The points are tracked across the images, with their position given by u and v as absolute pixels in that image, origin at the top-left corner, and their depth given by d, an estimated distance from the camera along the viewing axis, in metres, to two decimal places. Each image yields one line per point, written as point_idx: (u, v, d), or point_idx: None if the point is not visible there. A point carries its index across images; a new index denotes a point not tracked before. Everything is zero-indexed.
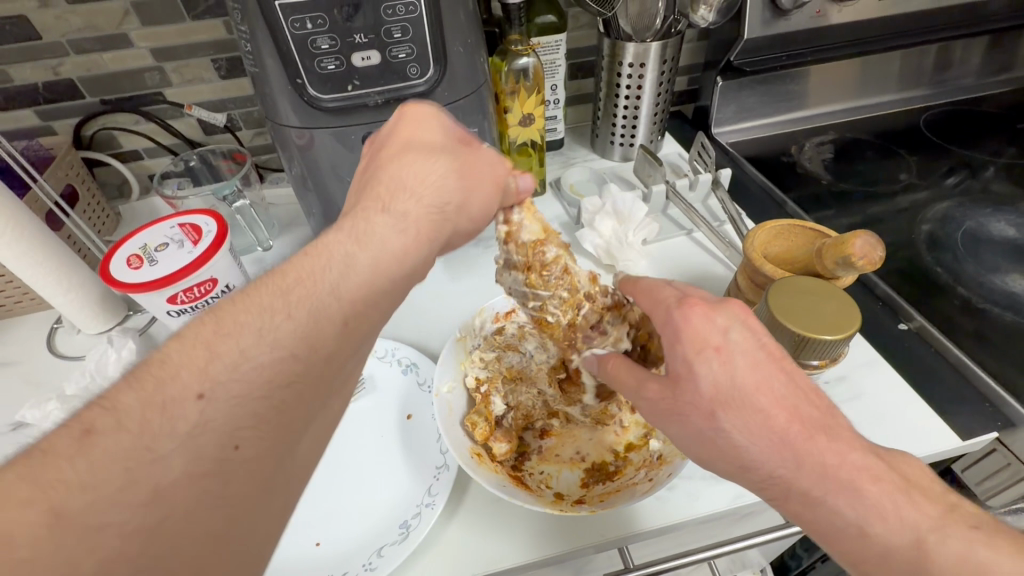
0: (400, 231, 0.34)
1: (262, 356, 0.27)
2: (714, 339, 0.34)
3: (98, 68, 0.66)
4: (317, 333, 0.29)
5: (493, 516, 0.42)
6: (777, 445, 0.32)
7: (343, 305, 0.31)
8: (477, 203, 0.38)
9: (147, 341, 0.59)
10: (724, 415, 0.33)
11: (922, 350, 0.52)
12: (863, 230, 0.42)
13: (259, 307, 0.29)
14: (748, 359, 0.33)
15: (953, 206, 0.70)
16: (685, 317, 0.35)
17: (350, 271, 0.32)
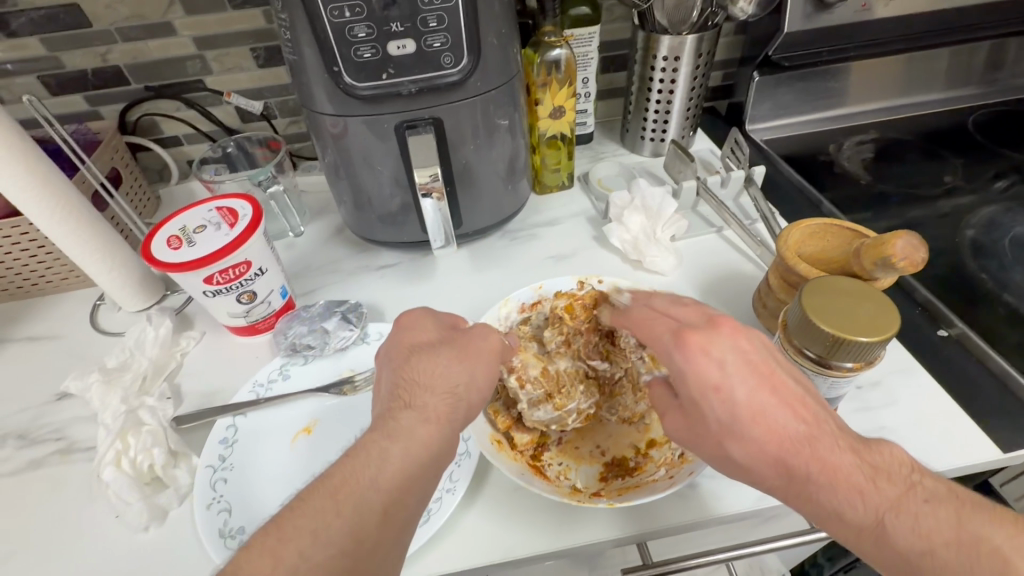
0: (431, 431, 0.36)
1: (318, 560, 0.29)
2: (713, 377, 0.34)
3: (143, 56, 0.69)
4: (361, 524, 0.31)
5: (512, 504, 0.42)
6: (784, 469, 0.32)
7: (383, 494, 0.32)
8: (483, 378, 0.40)
9: (183, 320, 0.61)
10: (732, 445, 0.34)
11: (962, 358, 0.50)
12: (905, 231, 0.41)
13: (311, 509, 0.31)
14: (747, 390, 0.33)
15: (1001, 210, 0.67)
16: (694, 353, 0.35)
17: (386, 462, 0.33)
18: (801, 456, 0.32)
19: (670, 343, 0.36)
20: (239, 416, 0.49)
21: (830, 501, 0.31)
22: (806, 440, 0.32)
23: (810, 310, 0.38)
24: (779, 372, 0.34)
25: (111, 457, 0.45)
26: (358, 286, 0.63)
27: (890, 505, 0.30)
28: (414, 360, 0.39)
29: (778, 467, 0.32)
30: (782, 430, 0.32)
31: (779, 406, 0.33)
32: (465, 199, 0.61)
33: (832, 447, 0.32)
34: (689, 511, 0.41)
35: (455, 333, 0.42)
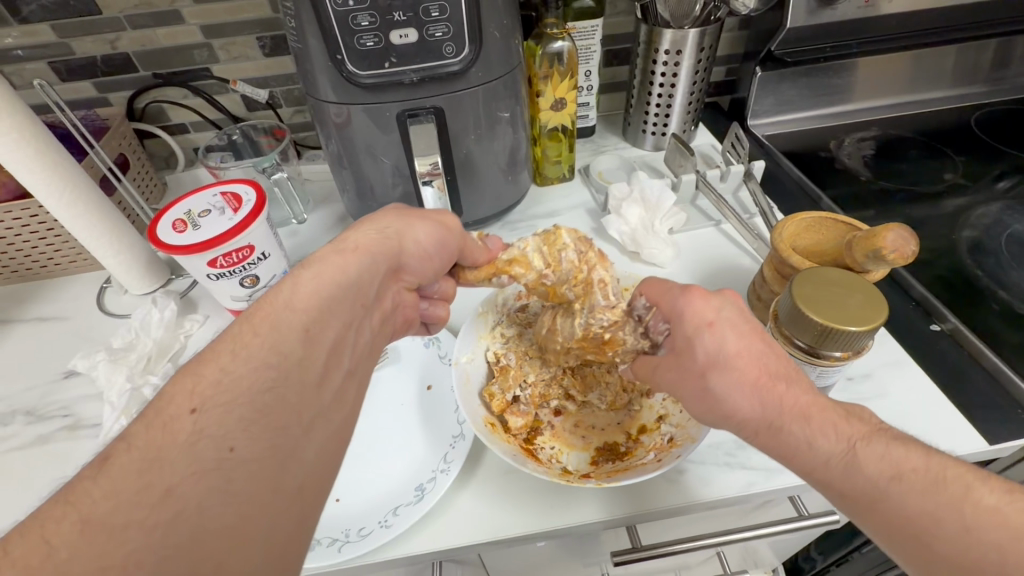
0: (364, 257, 0.36)
1: (257, 346, 0.28)
2: (708, 316, 0.37)
3: (151, 44, 0.70)
4: (283, 340, 0.29)
5: (505, 486, 0.43)
6: (752, 394, 0.34)
7: (301, 314, 0.31)
8: (425, 233, 0.42)
9: (188, 303, 0.62)
10: (712, 378, 0.35)
11: (955, 353, 0.51)
12: (897, 224, 0.41)
13: (233, 335, 0.29)
14: (735, 333, 0.35)
15: (1001, 209, 0.67)
16: (686, 300, 0.38)
17: (297, 288, 0.32)
18: (777, 392, 0.33)
19: (675, 288, 0.40)
20: None
21: (815, 436, 0.32)
22: (782, 375, 0.34)
23: (800, 300, 0.39)
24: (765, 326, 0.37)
25: None
26: None
27: (860, 435, 0.32)
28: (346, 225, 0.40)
29: (759, 400, 0.34)
30: (765, 367, 0.34)
31: (755, 345, 0.35)
32: (467, 191, 0.62)
33: (807, 395, 0.34)
34: (677, 496, 0.42)
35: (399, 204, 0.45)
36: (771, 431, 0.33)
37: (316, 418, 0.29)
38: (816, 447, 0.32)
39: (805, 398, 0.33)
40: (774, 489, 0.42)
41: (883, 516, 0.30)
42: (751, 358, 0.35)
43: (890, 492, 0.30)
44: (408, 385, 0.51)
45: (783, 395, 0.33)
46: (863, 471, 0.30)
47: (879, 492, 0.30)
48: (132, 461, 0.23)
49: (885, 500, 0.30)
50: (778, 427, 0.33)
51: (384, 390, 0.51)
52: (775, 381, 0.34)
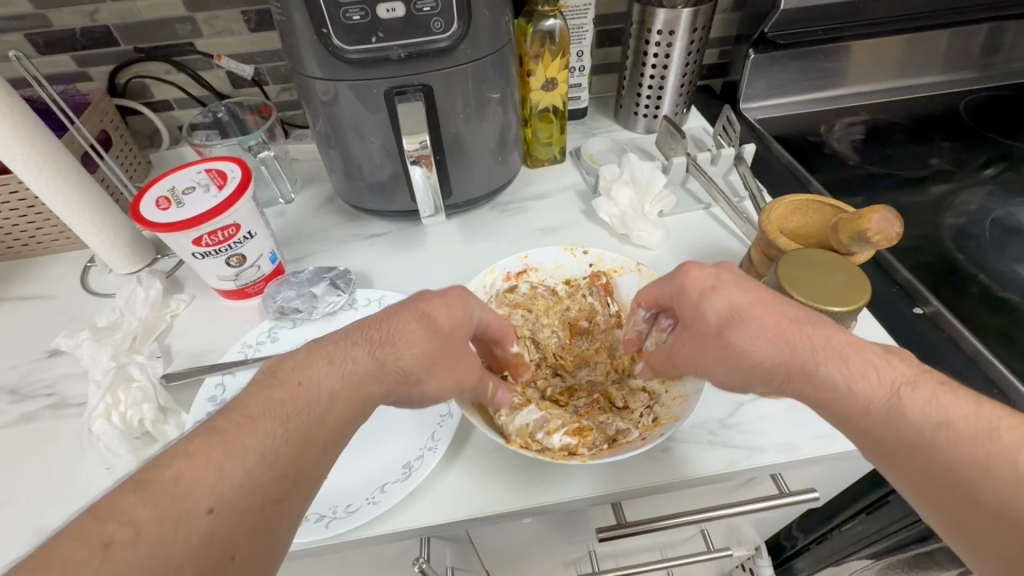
0: (376, 377, 0.34)
1: (282, 453, 0.30)
2: (708, 280, 0.38)
3: (131, 16, 0.68)
4: (296, 445, 0.30)
5: (492, 464, 0.44)
6: (777, 345, 0.34)
7: (321, 423, 0.32)
8: (419, 356, 0.36)
9: (174, 283, 0.61)
10: (733, 334, 0.35)
11: (936, 335, 0.51)
12: (883, 206, 0.41)
13: (259, 430, 0.30)
14: (742, 293, 0.37)
15: (987, 194, 0.68)
16: (685, 273, 0.39)
17: (310, 398, 0.32)
18: (803, 336, 0.34)
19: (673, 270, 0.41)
20: (228, 376, 0.50)
21: (857, 385, 0.33)
22: (804, 321, 0.35)
23: (785, 280, 0.39)
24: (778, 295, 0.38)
25: (101, 411, 0.45)
26: (348, 253, 0.63)
27: (902, 381, 0.33)
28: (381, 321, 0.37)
29: (786, 348, 0.34)
30: (785, 317, 0.35)
31: (768, 299, 0.36)
32: (455, 170, 0.61)
33: (840, 340, 0.35)
34: (661, 473, 0.42)
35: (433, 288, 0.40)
36: (803, 377, 0.34)
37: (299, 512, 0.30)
38: (860, 393, 0.33)
39: (842, 345, 0.34)
40: (755, 467, 0.43)
41: (921, 459, 0.32)
42: (767, 317, 0.35)
43: (933, 437, 0.32)
44: None
45: (815, 347, 0.34)
46: (905, 415, 0.32)
47: (922, 436, 0.32)
48: (146, 553, 0.24)
49: (928, 444, 0.32)
50: (811, 375, 0.34)
51: None
52: (797, 330, 0.35)
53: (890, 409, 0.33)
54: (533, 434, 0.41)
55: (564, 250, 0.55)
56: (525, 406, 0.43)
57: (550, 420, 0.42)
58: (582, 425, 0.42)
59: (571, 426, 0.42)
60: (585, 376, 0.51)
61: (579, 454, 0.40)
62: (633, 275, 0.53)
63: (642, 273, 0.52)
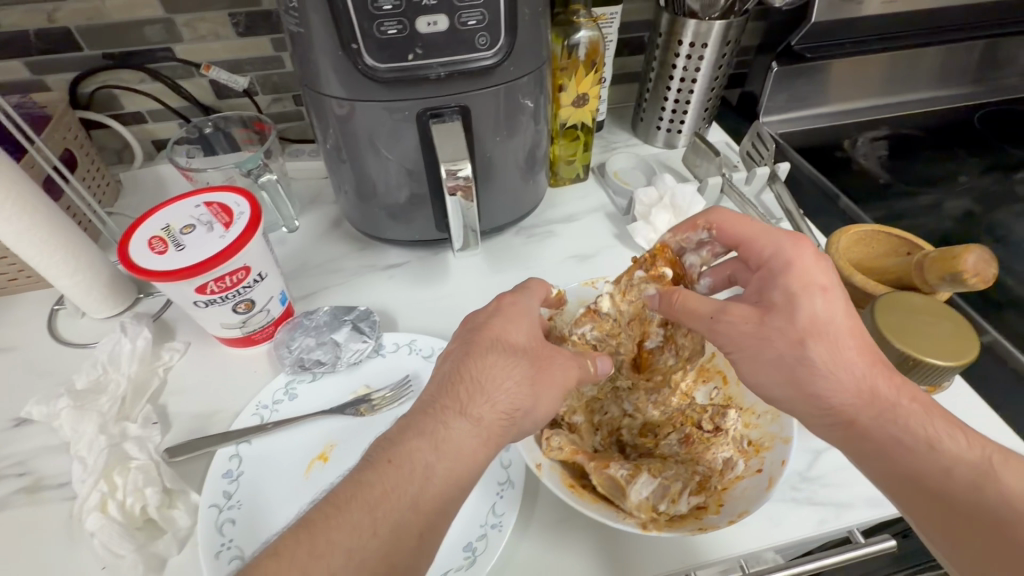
0: (477, 434, 0.34)
1: (371, 550, 0.29)
2: (820, 279, 0.36)
3: (99, 18, 0.59)
4: (396, 546, 0.29)
5: (563, 537, 0.39)
6: (853, 365, 0.34)
7: (423, 514, 0.31)
8: (509, 385, 0.36)
9: (162, 328, 0.53)
10: (813, 344, 0.35)
11: (997, 367, 0.50)
12: (974, 245, 0.39)
13: (350, 523, 0.29)
14: (844, 307, 0.36)
15: (1014, 213, 0.67)
16: (796, 253, 0.38)
17: (427, 481, 0.31)
18: (873, 367, 0.34)
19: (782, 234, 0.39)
20: (243, 444, 0.43)
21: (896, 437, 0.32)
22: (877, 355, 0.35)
23: (885, 328, 0.36)
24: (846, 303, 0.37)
25: (95, 502, 0.38)
26: (365, 288, 0.57)
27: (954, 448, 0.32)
28: (478, 354, 0.37)
29: (864, 384, 0.34)
30: (862, 339, 0.35)
31: (853, 317, 0.36)
32: (484, 193, 0.56)
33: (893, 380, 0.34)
34: (748, 539, 0.39)
35: (483, 317, 0.40)
36: (875, 413, 0.33)
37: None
38: (903, 427, 0.33)
39: (897, 385, 0.34)
40: (845, 526, 0.40)
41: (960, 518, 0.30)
42: (856, 330, 0.35)
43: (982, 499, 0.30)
44: None
45: (888, 398, 0.34)
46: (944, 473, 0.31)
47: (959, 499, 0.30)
48: None
49: (974, 503, 0.30)
50: (881, 408, 0.33)
51: None
52: (862, 354, 0.35)
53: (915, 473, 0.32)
54: (657, 506, 0.36)
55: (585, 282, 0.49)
56: (637, 475, 0.37)
57: (670, 484, 0.37)
58: (699, 478, 0.39)
59: (692, 483, 0.39)
60: (655, 410, 0.44)
61: (711, 507, 0.38)
62: None
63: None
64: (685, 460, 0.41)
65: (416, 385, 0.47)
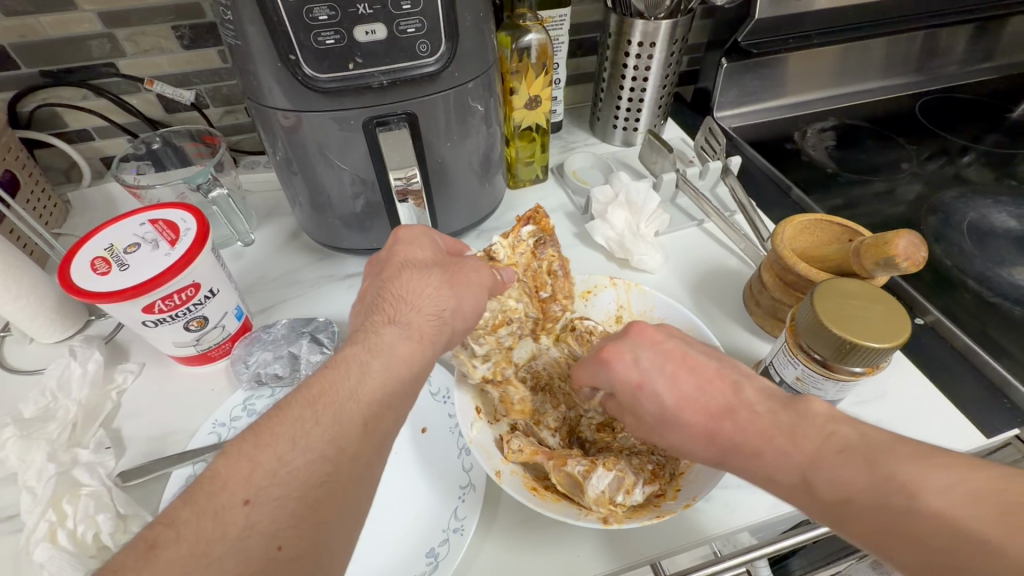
0: (407, 337, 0.35)
1: (317, 436, 0.28)
2: (635, 376, 0.37)
3: (35, 34, 0.57)
4: (341, 433, 0.29)
5: (526, 535, 0.39)
6: (706, 438, 0.35)
7: (364, 403, 0.31)
8: (429, 292, 0.38)
9: (116, 350, 0.52)
10: (671, 434, 0.36)
11: (939, 346, 0.52)
12: (905, 229, 0.41)
13: (292, 417, 0.29)
14: (665, 381, 0.37)
15: (955, 196, 0.70)
16: (607, 367, 0.39)
17: (366, 375, 0.32)
18: (726, 428, 0.34)
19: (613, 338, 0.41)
20: (200, 463, 0.43)
21: (767, 471, 0.32)
22: (726, 411, 0.35)
23: (824, 316, 0.37)
24: (689, 356, 0.38)
25: (43, 532, 0.37)
26: (324, 299, 0.57)
27: (809, 461, 0.30)
28: (392, 277, 0.39)
29: (712, 445, 0.34)
30: (707, 410, 0.35)
31: (683, 385, 0.36)
32: (439, 201, 0.56)
33: (757, 420, 0.33)
34: (705, 526, 0.39)
35: (384, 251, 0.42)
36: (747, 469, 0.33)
37: (359, 496, 0.29)
38: (775, 479, 0.31)
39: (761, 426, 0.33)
40: None
41: (837, 516, 0.28)
42: (682, 398, 0.36)
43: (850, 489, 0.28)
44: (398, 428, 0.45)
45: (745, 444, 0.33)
46: (801, 474, 0.30)
47: (834, 494, 0.28)
48: (181, 556, 0.23)
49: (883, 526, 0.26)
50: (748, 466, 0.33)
51: None
52: (703, 416, 0.35)
53: (798, 485, 0.30)
54: (613, 499, 0.36)
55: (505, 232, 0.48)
56: (592, 470, 0.37)
57: (624, 476, 0.37)
58: (653, 466, 0.40)
59: (644, 472, 0.39)
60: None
61: (668, 494, 0.39)
62: (609, 291, 0.51)
63: (636, 291, 0.50)
64: (641, 451, 0.42)
65: None
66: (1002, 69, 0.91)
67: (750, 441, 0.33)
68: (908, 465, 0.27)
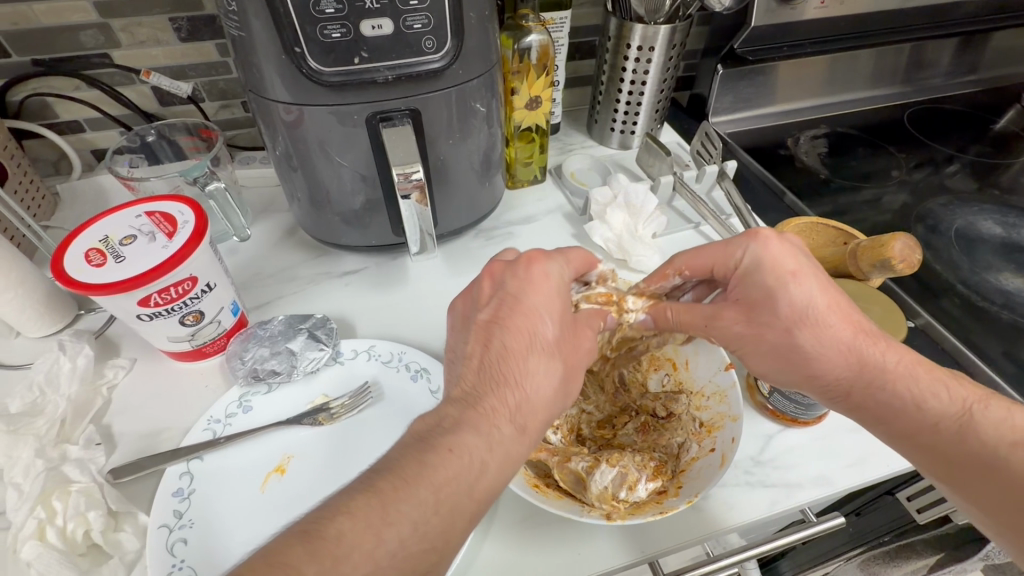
0: (520, 439, 0.32)
1: (433, 526, 0.28)
2: (789, 266, 0.37)
3: (27, 22, 0.56)
4: (452, 525, 0.29)
5: (525, 532, 0.39)
6: (845, 352, 0.36)
7: (478, 502, 0.30)
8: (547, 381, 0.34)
9: (106, 345, 0.51)
10: (799, 333, 0.36)
11: (930, 348, 0.53)
12: (901, 232, 0.42)
13: (413, 495, 0.28)
14: (821, 287, 0.37)
15: (942, 204, 0.72)
16: (763, 246, 0.38)
17: (485, 470, 0.30)
18: (871, 346, 0.36)
19: (739, 237, 0.40)
20: (195, 460, 0.42)
21: (895, 384, 0.35)
22: (873, 336, 0.36)
23: None
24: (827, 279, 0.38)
25: (31, 530, 0.36)
26: (320, 297, 0.56)
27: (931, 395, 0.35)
28: (515, 339, 0.34)
29: (848, 358, 0.36)
30: (852, 323, 0.36)
31: (844, 306, 0.37)
32: (439, 198, 0.56)
33: (891, 356, 0.35)
34: (705, 524, 0.40)
35: (513, 292, 0.36)
36: (866, 390, 0.35)
37: None
38: (914, 408, 0.35)
39: (909, 363, 0.35)
40: (796, 506, 0.41)
41: (893, 422, 0.35)
42: (839, 302, 0.36)
43: (923, 405, 0.34)
44: (396, 427, 0.45)
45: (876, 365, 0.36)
46: (872, 373, 0.35)
47: (907, 403, 0.35)
48: None
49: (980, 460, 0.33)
50: (874, 387, 0.35)
51: (373, 435, 0.44)
52: (856, 334, 0.36)
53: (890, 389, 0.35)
54: (616, 494, 0.37)
55: None
56: (596, 467, 0.39)
57: (627, 473, 0.38)
58: (656, 463, 0.40)
59: (647, 469, 0.39)
60: (610, 402, 0.48)
61: (671, 491, 0.38)
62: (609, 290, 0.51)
63: None
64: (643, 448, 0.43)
65: (375, 392, 0.47)
66: (985, 82, 0.94)
67: (892, 364, 0.35)
68: (960, 389, 0.35)
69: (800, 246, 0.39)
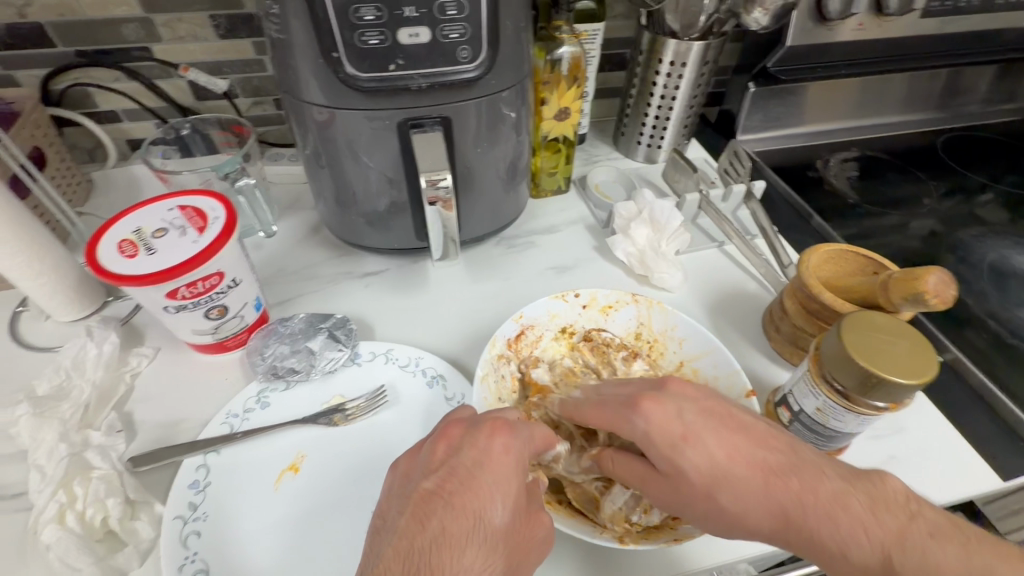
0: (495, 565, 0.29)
1: None
2: (677, 429, 0.34)
3: (73, 14, 0.58)
4: None
5: None
6: (766, 505, 0.31)
7: None
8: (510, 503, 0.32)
9: (131, 333, 0.52)
10: (719, 495, 0.32)
11: (958, 384, 0.52)
12: (935, 266, 0.41)
13: None
14: (715, 443, 0.33)
15: (975, 235, 0.70)
16: (644, 417, 0.34)
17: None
18: (785, 489, 0.32)
19: (619, 406, 0.36)
20: (212, 454, 0.42)
21: (838, 538, 0.30)
22: (789, 469, 0.32)
23: (850, 348, 0.37)
24: (728, 412, 0.35)
25: (52, 513, 0.36)
26: (340, 296, 0.56)
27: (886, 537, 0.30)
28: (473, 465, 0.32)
29: (769, 515, 0.31)
30: (765, 466, 0.32)
31: (740, 444, 0.33)
32: (465, 204, 0.56)
33: (826, 485, 0.32)
34: (719, 552, 0.39)
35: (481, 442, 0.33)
36: (799, 536, 0.31)
37: None
38: (846, 555, 0.30)
39: (831, 496, 0.31)
40: None
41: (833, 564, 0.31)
42: (738, 450, 0.33)
43: (845, 551, 0.30)
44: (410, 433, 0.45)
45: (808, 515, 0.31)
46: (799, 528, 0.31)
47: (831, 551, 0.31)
48: None
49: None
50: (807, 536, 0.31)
51: (387, 439, 0.44)
52: (769, 479, 0.32)
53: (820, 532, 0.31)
54: (629, 517, 0.37)
55: (555, 297, 0.50)
56: (610, 487, 0.39)
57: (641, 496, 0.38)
58: None
59: None
60: None
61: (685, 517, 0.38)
62: (630, 307, 0.51)
63: (659, 309, 0.50)
64: None
65: (391, 396, 0.47)
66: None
67: (815, 507, 0.31)
68: (883, 530, 0.30)
69: (689, 391, 0.36)
